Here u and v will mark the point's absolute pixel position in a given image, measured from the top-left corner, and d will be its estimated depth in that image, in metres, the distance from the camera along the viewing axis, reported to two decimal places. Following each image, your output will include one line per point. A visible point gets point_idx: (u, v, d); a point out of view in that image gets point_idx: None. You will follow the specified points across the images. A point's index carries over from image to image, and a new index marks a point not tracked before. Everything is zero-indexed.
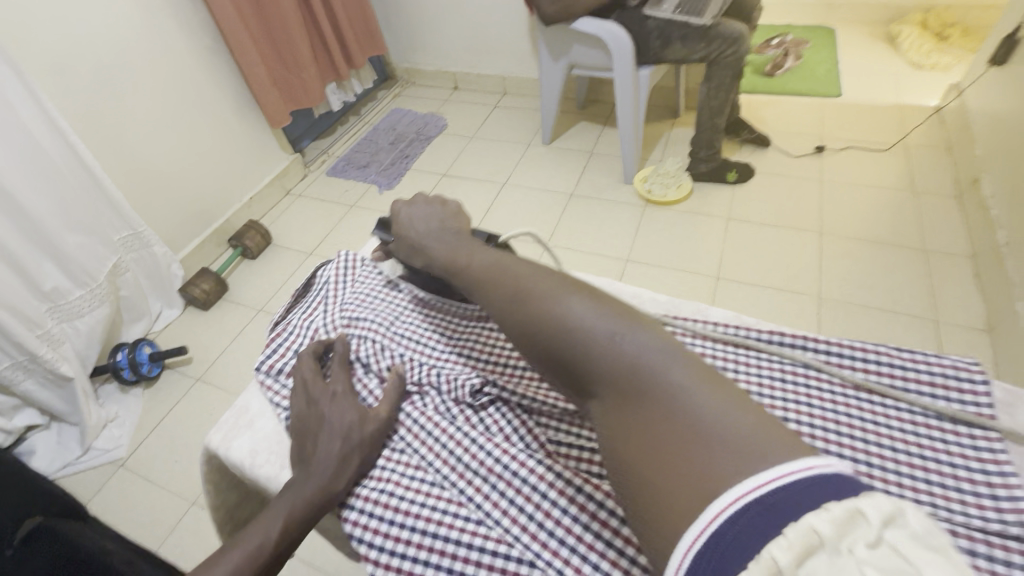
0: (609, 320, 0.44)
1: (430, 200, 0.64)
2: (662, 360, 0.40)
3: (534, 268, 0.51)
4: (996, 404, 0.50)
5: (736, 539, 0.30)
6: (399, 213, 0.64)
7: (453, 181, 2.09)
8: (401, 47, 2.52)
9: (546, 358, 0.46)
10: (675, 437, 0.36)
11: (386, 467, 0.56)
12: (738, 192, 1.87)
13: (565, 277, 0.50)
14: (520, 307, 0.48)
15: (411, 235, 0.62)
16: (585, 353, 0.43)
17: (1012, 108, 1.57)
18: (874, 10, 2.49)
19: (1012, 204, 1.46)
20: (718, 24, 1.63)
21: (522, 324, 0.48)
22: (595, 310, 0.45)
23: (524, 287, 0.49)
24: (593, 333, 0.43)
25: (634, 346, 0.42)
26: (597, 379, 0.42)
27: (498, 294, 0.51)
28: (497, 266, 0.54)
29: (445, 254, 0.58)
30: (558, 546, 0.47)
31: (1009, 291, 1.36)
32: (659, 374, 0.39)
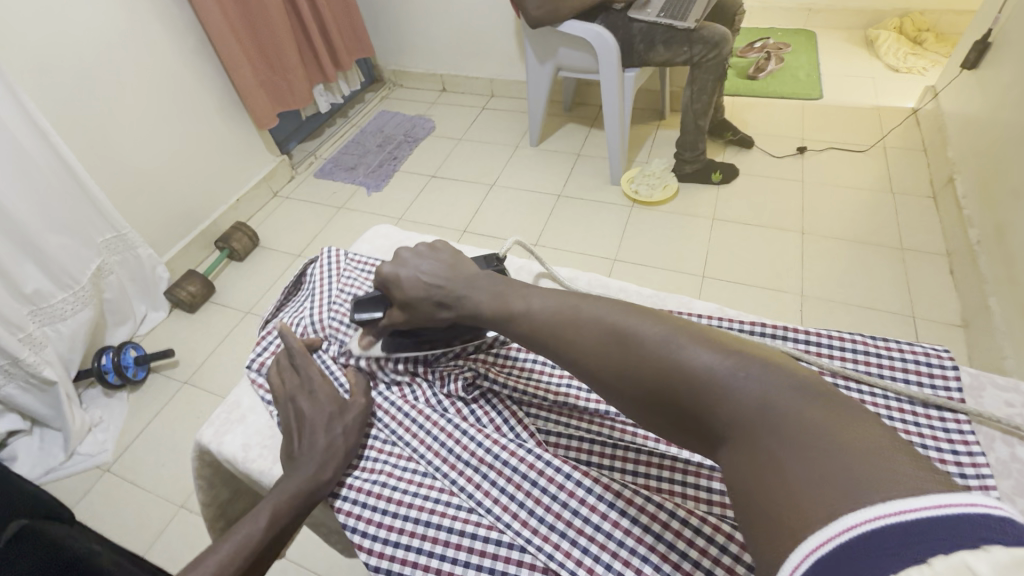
0: (731, 360, 0.38)
1: (421, 250, 0.59)
2: (800, 407, 0.35)
3: (627, 305, 0.46)
4: (964, 388, 0.52)
5: (859, 558, 0.27)
6: (396, 275, 0.58)
7: (442, 182, 2.10)
8: (388, 50, 2.52)
9: (654, 402, 0.41)
10: (809, 487, 0.31)
11: (378, 459, 0.57)
12: (722, 193, 1.91)
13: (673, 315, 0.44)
14: (618, 348, 0.44)
15: (427, 287, 0.56)
16: (708, 399, 0.38)
17: (983, 111, 1.63)
18: (852, 16, 2.56)
19: (984, 203, 1.51)
20: (700, 27, 1.67)
21: (621, 364, 0.43)
22: (713, 350, 0.40)
23: (622, 326, 0.44)
24: (714, 373, 0.38)
25: (762, 391, 0.36)
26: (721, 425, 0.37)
27: (587, 334, 0.45)
28: (572, 302, 0.48)
29: (492, 301, 0.53)
30: (549, 531, 0.48)
31: (982, 288, 1.41)
32: (802, 422, 0.34)
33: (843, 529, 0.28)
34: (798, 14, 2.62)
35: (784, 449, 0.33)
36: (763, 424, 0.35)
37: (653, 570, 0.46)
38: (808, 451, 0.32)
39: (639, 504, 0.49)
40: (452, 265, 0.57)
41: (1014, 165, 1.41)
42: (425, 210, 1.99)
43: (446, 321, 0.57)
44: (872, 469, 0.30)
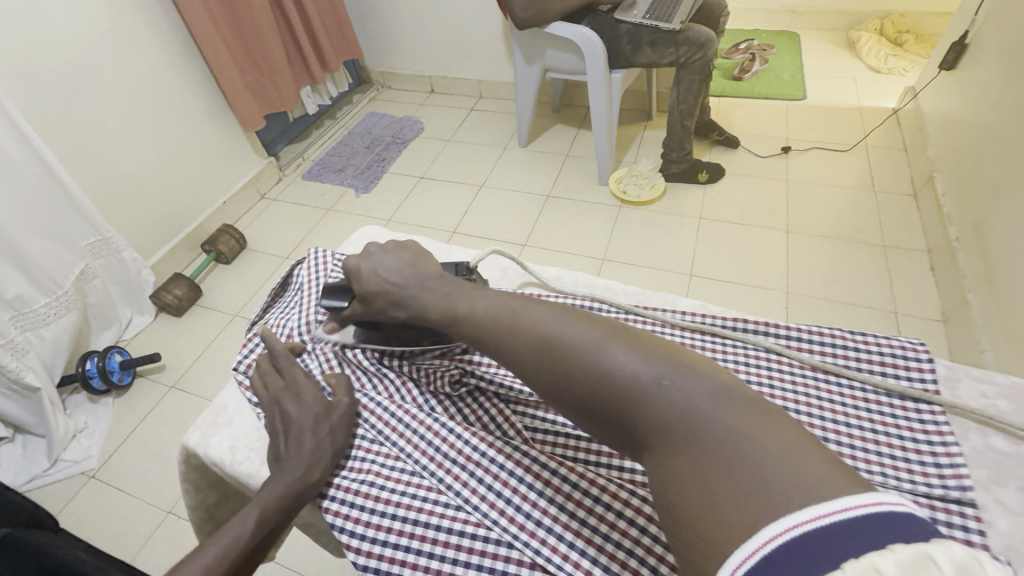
0: (652, 365, 0.42)
1: (387, 247, 0.60)
2: (714, 404, 0.38)
3: (564, 313, 0.47)
4: (939, 380, 0.53)
5: (782, 565, 0.29)
6: (358, 270, 0.59)
7: (431, 183, 2.10)
8: (376, 51, 2.52)
9: (587, 408, 0.44)
10: (727, 488, 0.34)
11: (366, 458, 0.57)
12: (709, 192, 1.93)
13: (600, 320, 0.47)
14: (552, 356, 0.45)
15: (383, 285, 0.57)
16: (636, 402, 0.41)
17: (962, 111, 1.66)
18: (834, 18, 2.60)
19: (963, 201, 1.55)
20: (686, 29, 1.69)
21: (556, 375, 0.45)
22: (636, 356, 0.43)
23: (558, 336, 0.46)
24: (638, 381, 0.41)
25: (680, 392, 0.40)
26: (647, 427, 0.40)
27: (528, 342, 0.47)
28: (511, 309, 0.49)
29: (440, 302, 0.53)
30: (535, 527, 0.49)
31: (962, 283, 1.44)
32: (719, 427, 0.37)
33: (765, 540, 0.31)
34: (782, 16, 2.66)
35: (704, 450, 0.36)
36: (682, 425, 0.38)
37: (637, 563, 0.46)
38: (722, 459, 0.35)
39: (623, 498, 0.50)
40: (411, 263, 0.58)
41: (992, 164, 1.45)
42: (415, 211, 1.99)
43: (399, 319, 0.58)
44: (777, 463, 0.34)
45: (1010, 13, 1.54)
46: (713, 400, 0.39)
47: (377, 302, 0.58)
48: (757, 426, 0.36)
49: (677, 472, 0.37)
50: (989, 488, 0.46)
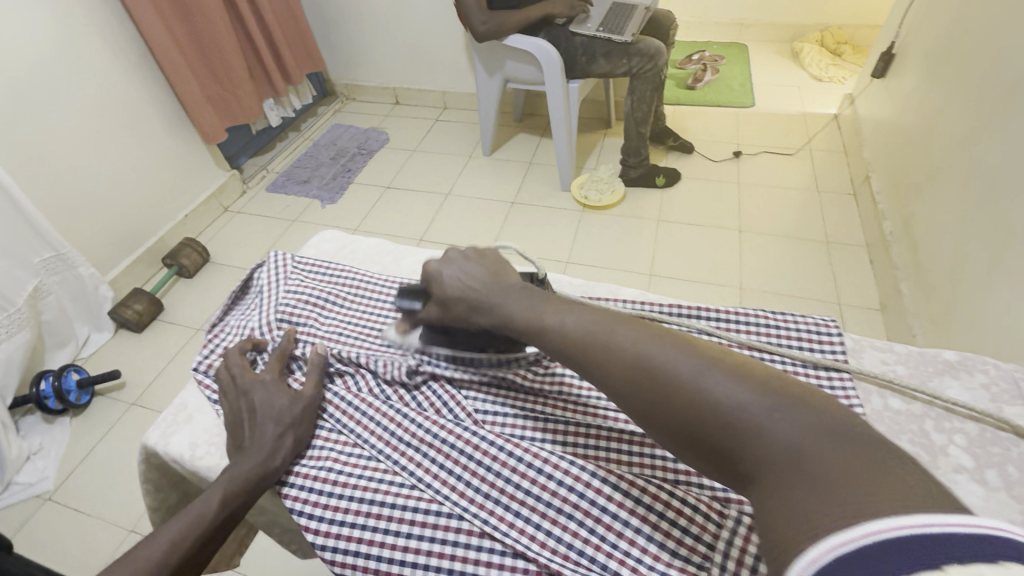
0: (756, 392, 0.40)
1: (467, 253, 0.60)
2: (828, 439, 0.36)
3: (654, 334, 0.46)
4: (847, 351, 0.59)
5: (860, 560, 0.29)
6: (441, 274, 0.59)
7: (397, 193, 2.12)
8: (340, 63, 2.54)
9: (682, 431, 0.42)
10: (834, 509, 0.32)
11: (324, 446, 0.59)
12: (667, 195, 2.01)
13: (704, 346, 0.45)
14: (645, 376, 0.44)
15: (465, 292, 0.57)
16: (741, 429, 0.39)
17: (892, 115, 1.79)
18: (778, 29, 2.75)
19: (894, 199, 1.67)
20: (637, 41, 1.77)
21: (649, 395, 0.44)
22: (735, 380, 0.41)
23: (648, 357, 0.45)
24: (741, 409, 0.39)
25: (790, 424, 0.37)
26: (750, 457, 0.38)
27: (620, 360, 0.46)
28: (601, 325, 0.49)
29: (524, 312, 0.53)
30: (484, 500, 0.52)
31: (895, 273, 1.55)
32: (832, 464, 0.34)
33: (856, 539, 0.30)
34: (731, 28, 2.80)
35: (818, 481, 0.34)
36: (792, 458, 0.36)
37: (577, 526, 0.50)
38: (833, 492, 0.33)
39: (586, 480, 0.52)
40: (491, 272, 0.57)
41: (917, 163, 1.57)
42: (381, 220, 2.01)
43: (478, 325, 0.58)
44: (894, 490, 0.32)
45: (930, 25, 1.67)
46: (826, 435, 0.36)
47: (460, 308, 0.57)
48: (876, 464, 0.34)
49: (786, 501, 0.35)
50: None
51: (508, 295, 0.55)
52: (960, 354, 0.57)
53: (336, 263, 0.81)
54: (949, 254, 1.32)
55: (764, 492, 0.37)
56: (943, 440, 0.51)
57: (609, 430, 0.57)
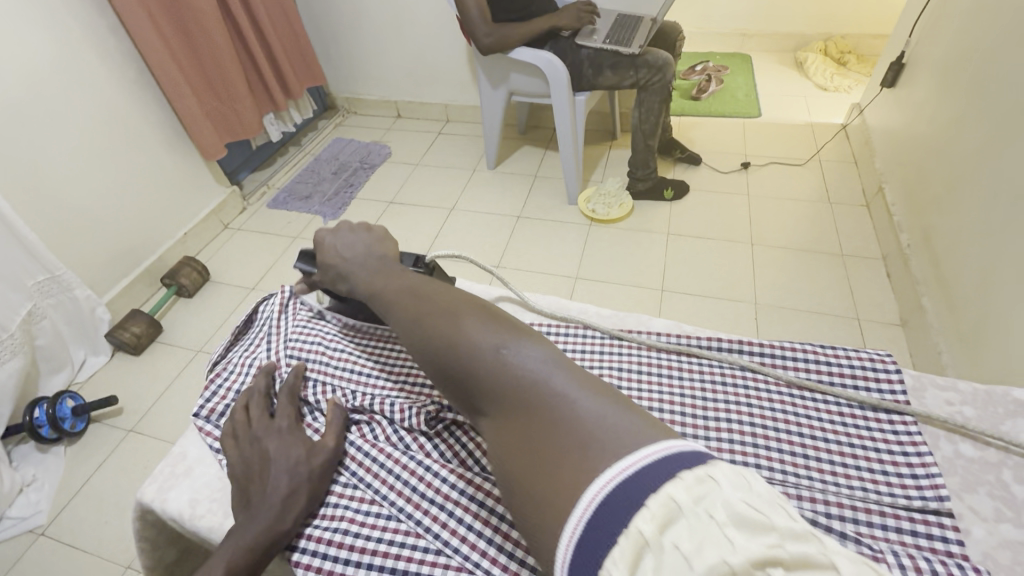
0: (501, 341, 0.45)
1: (356, 226, 0.65)
2: (548, 369, 0.41)
3: (439, 297, 0.52)
4: (908, 391, 0.54)
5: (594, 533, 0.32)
6: (325, 242, 0.64)
7: (401, 208, 2.08)
8: (340, 78, 2.51)
9: (446, 379, 0.47)
10: (563, 454, 0.36)
11: (338, 504, 0.53)
12: (676, 208, 1.97)
13: (469, 302, 0.51)
14: (425, 333, 0.49)
15: (339, 260, 0.62)
16: (485, 370, 0.44)
17: (904, 125, 1.76)
18: (781, 39, 2.74)
19: (912, 211, 1.63)
20: (644, 53, 1.75)
21: (425, 350, 0.48)
22: (488, 331, 0.46)
23: (430, 315, 0.50)
24: (489, 357, 0.44)
25: (520, 361, 0.43)
26: (495, 399, 0.43)
27: (407, 319, 0.52)
28: (408, 292, 0.55)
29: (372, 275, 0.60)
30: (518, 567, 0.47)
31: (915, 288, 1.51)
32: (558, 398, 0.39)
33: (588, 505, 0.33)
34: (734, 38, 2.79)
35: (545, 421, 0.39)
36: (524, 397, 0.41)
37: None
38: (553, 425, 0.38)
39: None
40: (370, 243, 0.63)
41: (934, 175, 1.53)
42: None
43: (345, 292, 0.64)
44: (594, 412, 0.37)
45: (940, 34, 1.65)
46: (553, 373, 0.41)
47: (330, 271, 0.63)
48: (586, 394, 0.39)
49: (520, 432, 0.40)
50: (964, 497, 0.46)
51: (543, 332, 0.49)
52: None
53: None
54: (976, 268, 1.28)
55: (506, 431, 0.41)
56: None
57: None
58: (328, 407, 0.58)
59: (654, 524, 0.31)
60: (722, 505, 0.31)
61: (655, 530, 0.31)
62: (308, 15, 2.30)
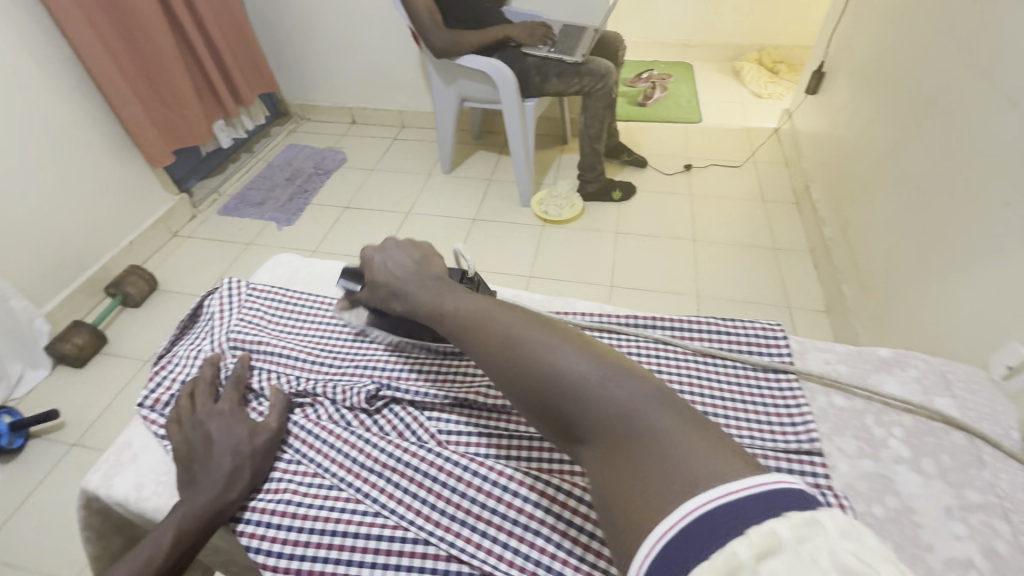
0: (598, 367, 0.44)
1: (401, 243, 0.63)
2: (651, 405, 0.41)
3: (522, 316, 0.50)
4: (792, 352, 0.62)
5: (686, 548, 0.32)
6: (372, 259, 0.62)
7: (357, 213, 2.09)
8: (292, 84, 2.50)
9: (534, 408, 0.46)
10: (661, 478, 0.36)
11: (282, 478, 0.56)
12: (624, 209, 2.07)
13: (556, 325, 0.50)
14: (511, 353, 0.48)
15: (388, 278, 0.60)
16: (581, 405, 0.43)
17: (826, 129, 1.92)
18: (720, 49, 2.91)
19: (833, 206, 1.77)
20: (588, 61, 1.84)
21: (512, 371, 0.47)
22: (582, 355, 0.45)
23: (516, 335, 0.48)
24: (585, 382, 0.43)
25: (619, 390, 0.42)
26: (589, 424, 0.42)
27: (493, 345, 0.49)
28: (483, 315, 0.52)
29: (431, 298, 0.57)
30: (450, 521, 0.50)
31: (837, 276, 1.64)
32: (655, 430, 0.39)
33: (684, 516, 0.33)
34: (677, 48, 2.94)
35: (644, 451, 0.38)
36: (622, 425, 0.40)
37: (544, 543, 0.49)
38: (653, 455, 0.38)
39: (550, 496, 0.51)
40: (417, 261, 0.61)
41: (850, 173, 1.68)
42: (340, 240, 1.98)
43: (397, 313, 0.61)
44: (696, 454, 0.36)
45: (853, 46, 1.81)
46: (651, 404, 0.41)
47: (378, 296, 0.61)
48: (688, 431, 0.39)
49: (613, 466, 0.39)
50: (832, 438, 0.54)
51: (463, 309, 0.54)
52: (893, 350, 0.61)
53: (293, 289, 0.78)
54: (884, 256, 1.41)
55: (601, 456, 0.41)
56: (883, 432, 0.54)
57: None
58: (271, 391, 0.61)
59: (753, 554, 0.30)
60: (831, 553, 0.29)
61: (755, 560, 0.29)
62: (258, 21, 2.29)
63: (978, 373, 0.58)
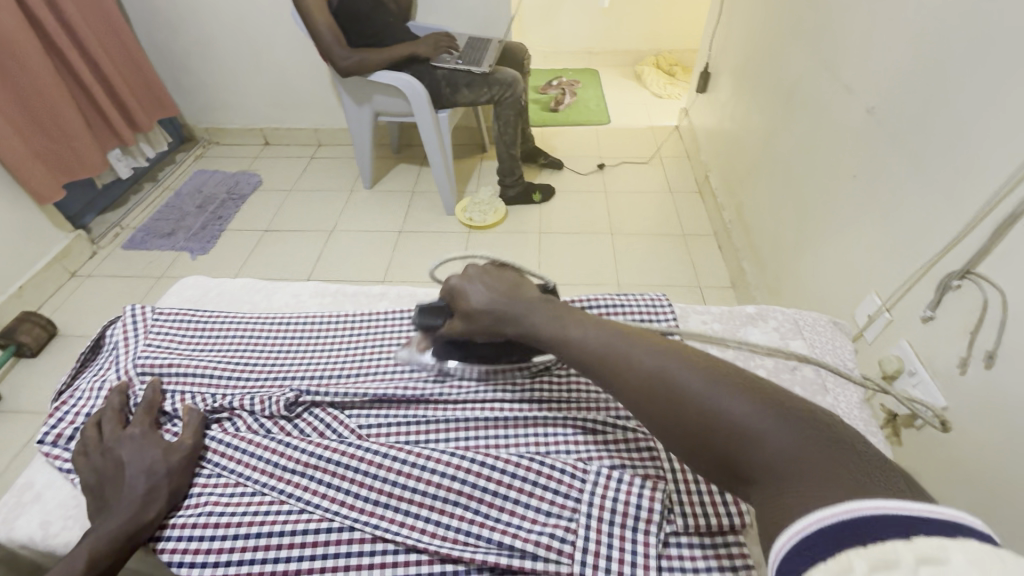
0: (756, 407, 0.45)
1: (485, 271, 0.62)
2: (817, 449, 0.41)
3: (668, 352, 0.51)
4: (677, 317, 0.70)
5: (834, 536, 0.35)
6: (460, 289, 0.61)
7: (278, 235, 2.04)
8: (195, 107, 2.40)
9: (686, 445, 0.47)
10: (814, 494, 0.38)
11: (202, 492, 0.56)
12: (545, 210, 2.16)
13: (706, 361, 0.50)
14: (661, 391, 0.49)
15: (483, 302, 0.59)
16: (740, 441, 0.44)
17: (716, 123, 2.11)
18: (621, 55, 3.10)
19: (728, 192, 1.95)
20: (494, 71, 1.91)
21: (663, 408, 0.48)
22: (739, 395, 0.46)
23: (663, 373, 0.49)
24: (746, 422, 0.44)
25: (780, 432, 0.43)
26: (754, 463, 0.43)
27: (637, 382, 0.50)
28: (615, 349, 0.53)
29: (549, 324, 0.57)
30: (374, 506, 0.53)
31: (738, 254, 1.81)
32: (822, 469, 0.40)
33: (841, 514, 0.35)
34: (582, 56, 3.11)
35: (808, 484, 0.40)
36: (788, 465, 0.41)
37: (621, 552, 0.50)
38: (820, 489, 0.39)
39: (467, 467, 0.55)
40: (510, 285, 0.60)
41: (739, 161, 1.86)
42: (261, 265, 1.92)
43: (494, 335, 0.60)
44: (847, 482, 0.38)
45: (730, 47, 2.01)
46: (815, 446, 0.42)
47: (483, 321, 0.59)
48: (857, 474, 0.39)
49: (779, 501, 0.40)
50: None
51: (550, 323, 0.57)
52: (756, 307, 0.71)
53: (201, 310, 0.77)
54: (770, 232, 1.58)
55: (766, 495, 0.42)
56: None
57: (504, 419, 0.61)
58: (184, 411, 0.60)
59: (914, 555, 0.31)
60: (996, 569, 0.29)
61: (914, 561, 0.30)
62: (151, 44, 2.18)
63: (822, 319, 0.70)
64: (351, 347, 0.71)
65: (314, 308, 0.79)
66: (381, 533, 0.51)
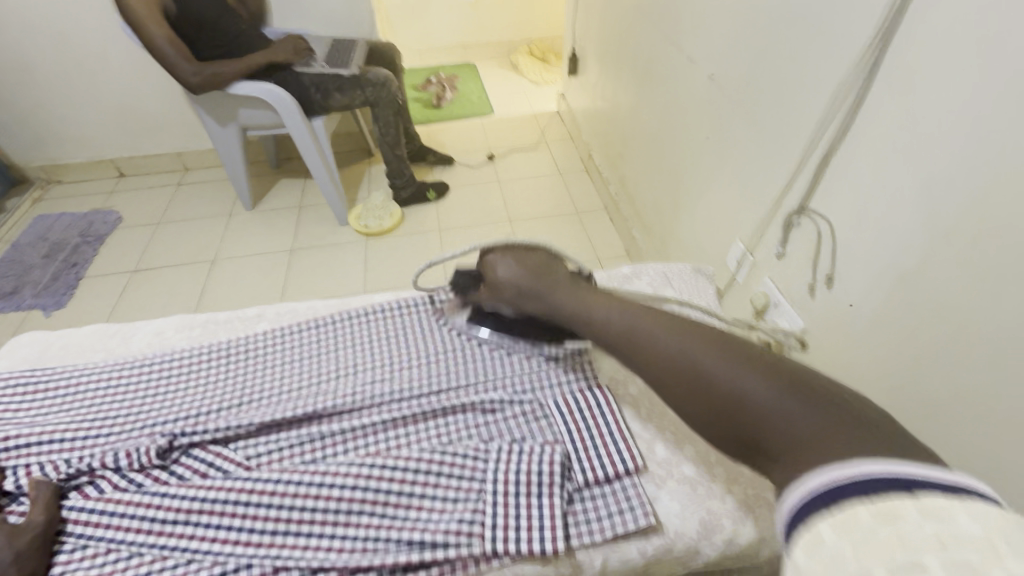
0: (775, 386, 0.49)
1: (519, 248, 0.68)
2: (830, 422, 0.46)
3: (687, 336, 0.56)
4: None
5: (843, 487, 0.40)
6: (498, 263, 0.68)
7: (150, 274, 1.84)
8: (20, 143, 2.07)
9: (712, 421, 0.52)
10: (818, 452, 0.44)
11: (67, 571, 0.49)
12: (441, 207, 2.14)
13: (727, 343, 0.55)
14: (686, 371, 0.54)
15: (512, 279, 0.66)
16: (762, 416, 0.49)
17: (591, 103, 2.21)
18: (495, 46, 3.14)
19: (611, 168, 2.05)
20: (364, 71, 1.87)
21: (688, 387, 0.53)
22: (758, 376, 0.50)
23: (686, 356, 0.54)
24: (762, 401, 0.49)
25: (798, 410, 0.47)
26: (779, 437, 0.47)
27: (662, 369, 0.56)
28: (637, 335, 0.58)
29: (577, 306, 0.63)
30: (271, 537, 0.50)
31: (628, 224, 1.92)
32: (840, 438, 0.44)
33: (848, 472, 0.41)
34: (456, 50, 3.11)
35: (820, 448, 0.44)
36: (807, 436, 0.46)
37: (528, 519, 0.52)
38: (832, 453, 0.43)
39: (366, 474, 0.53)
40: (540, 264, 0.66)
41: (615, 137, 1.96)
42: (135, 310, 1.72)
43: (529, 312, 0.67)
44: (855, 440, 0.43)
45: (591, 31, 2.10)
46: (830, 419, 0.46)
47: (508, 294, 0.67)
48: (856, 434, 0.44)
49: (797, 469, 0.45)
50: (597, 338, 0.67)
51: (578, 308, 0.63)
52: (631, 266, 0.76)
53: (40, 368, 0.68)
54: (651, 199, 1.69)
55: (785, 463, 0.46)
56: None
57: (403, 417, 0.61)
58: (31, 485, 0.53)
59: (920, 510, 0.36)
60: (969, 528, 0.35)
61: (919, 515, 0.36)
62: None
63: (687, 269, 0.77)
64: (231, 376, 0.66)
65: (181, 342, 0.73)
66: (282, 562, 0.49)
